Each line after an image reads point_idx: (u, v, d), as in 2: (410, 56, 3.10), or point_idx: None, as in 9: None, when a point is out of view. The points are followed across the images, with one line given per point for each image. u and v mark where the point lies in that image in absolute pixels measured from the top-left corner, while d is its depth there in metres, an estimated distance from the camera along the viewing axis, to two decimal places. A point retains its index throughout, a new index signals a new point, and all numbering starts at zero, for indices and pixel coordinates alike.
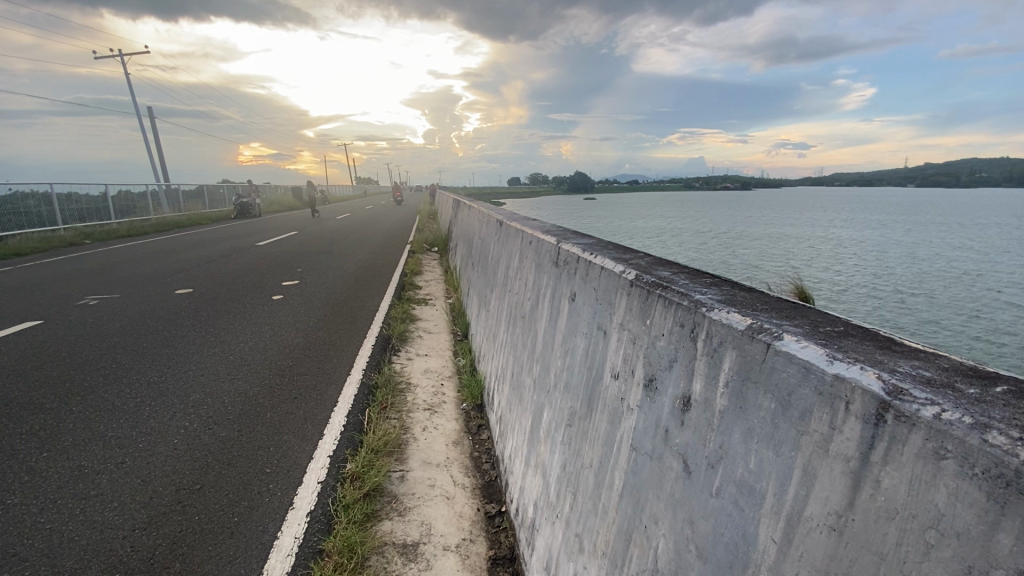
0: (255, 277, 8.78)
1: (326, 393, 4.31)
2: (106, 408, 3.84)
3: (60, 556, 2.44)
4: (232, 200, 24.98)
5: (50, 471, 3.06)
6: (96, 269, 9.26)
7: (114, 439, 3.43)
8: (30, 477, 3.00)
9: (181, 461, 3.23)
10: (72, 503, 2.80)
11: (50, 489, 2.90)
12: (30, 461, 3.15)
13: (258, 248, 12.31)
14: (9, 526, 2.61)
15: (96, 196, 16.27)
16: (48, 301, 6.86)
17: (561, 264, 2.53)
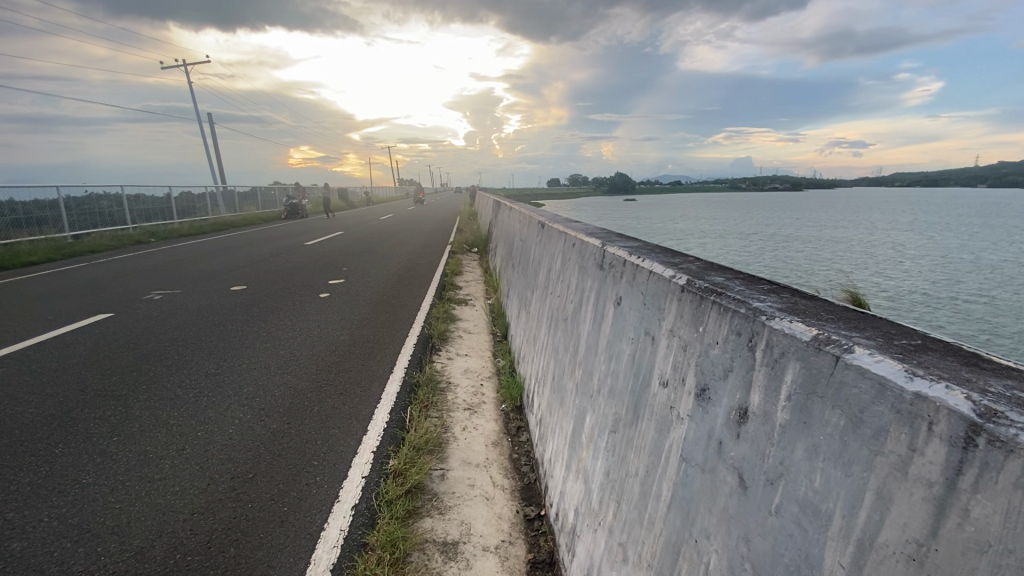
0: (303, 275, 9.12)
1: (370, 390, 4.41)
2: (169, 397, 4.08)
3: (128, 534, 2.60)
4: (283, 201, 26.08)
5: (120, 454, 3.27)
6: (161, 265, 9.88)
7: (176, 427, 3.63)
8: (102, 459, 3.22)
9: (235, 451, 3.38)
10: (138, 485, 2.98)
11: (119, 471, 3.10)
12: (102, 444, 3.38)
13: (307, 248, 12.78)
14: (85, 504, 2.81)
15: (160, 198, 17.33)
16: (117, 295, 7.36)
17: (606, 268, 2.49)
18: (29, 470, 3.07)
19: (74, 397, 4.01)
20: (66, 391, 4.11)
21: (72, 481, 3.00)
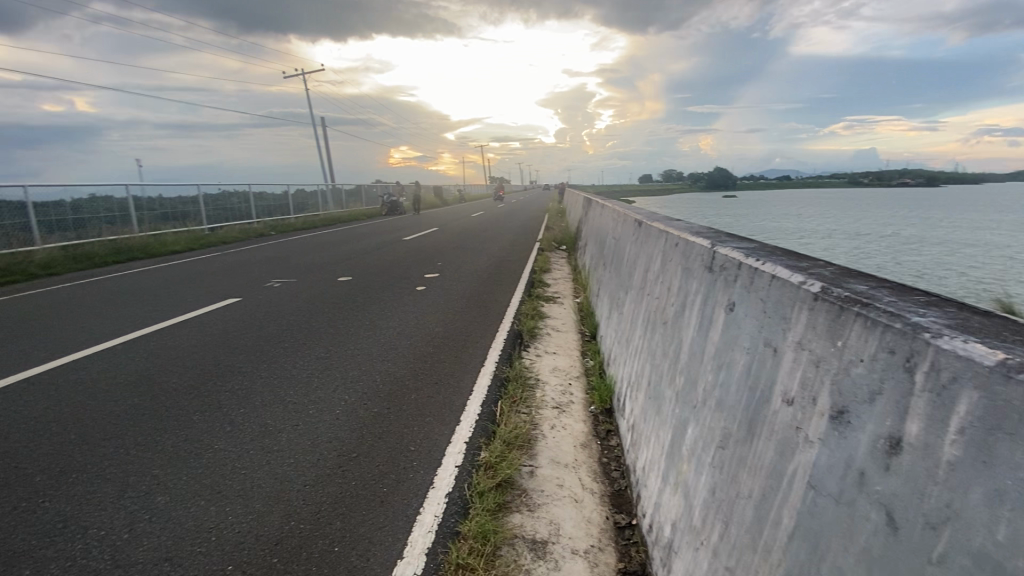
0: (401, 269, 9.64)
1: (462, 381, 4.55)
2: (286, 376, 4.51)
3: (251, 497, 2.89)
4: (383, 198, 27.83)
5: (246, 424, 3.67)
6: (279, 257, 10.93)
7: (292, 404, 4.00)
8: (232, 427, 3.62)
9: (340, 430, 3.64)
10: (261, 454, 3.32)
11: (246, 440, 3.47)
12: (232, 414, 3.81)
13: (404, 242, 13.52)
14: (216, 464, 3.16)
15: (280, 195, 19.24)
16: (245, 282, 8.28)
17: (716, 270, 2.33)
18: (174, 428, 3.52)
19: (211, 370, 4.57)
20: (205, 364, 4.69)
21: (206, 443, 3.39)
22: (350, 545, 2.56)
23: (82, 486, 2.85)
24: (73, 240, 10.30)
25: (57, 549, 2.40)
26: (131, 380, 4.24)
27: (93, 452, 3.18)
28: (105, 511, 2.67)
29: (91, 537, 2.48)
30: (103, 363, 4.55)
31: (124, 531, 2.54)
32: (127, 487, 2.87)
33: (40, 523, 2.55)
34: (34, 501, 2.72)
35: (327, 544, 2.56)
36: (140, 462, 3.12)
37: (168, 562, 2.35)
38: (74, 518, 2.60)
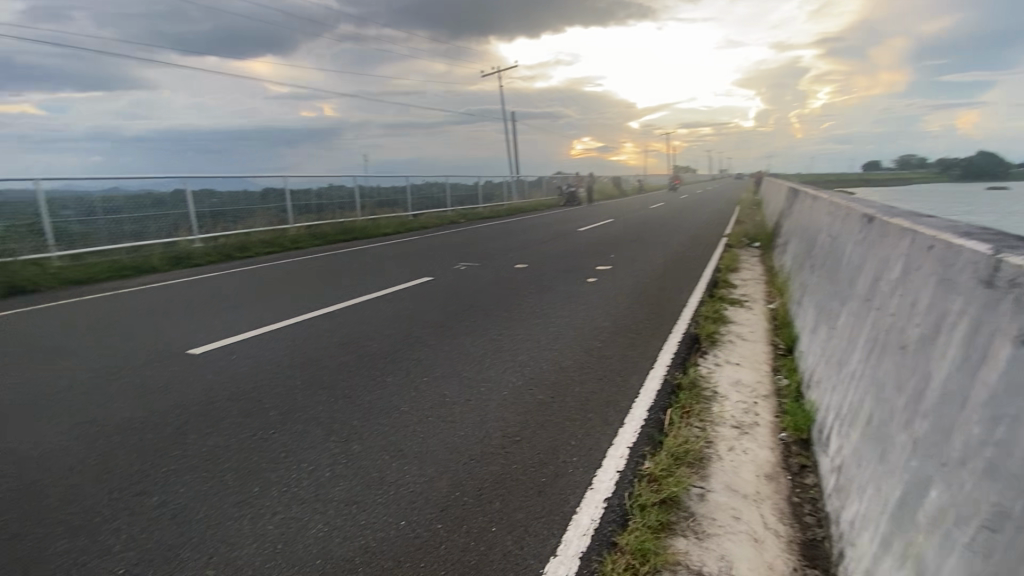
0: (575, 259, 9.64)
1: (630, 382, 4.31)
2: (463, 352, 4.82)
3: (425, 458, 3.11)
4: (563, 189, 28.28)
5: (426, 390, 4.00)
6: (465, 243, 11.89)
7: (465, 379, 4.25)
8: (415, 391, 3.98)
9: (505, 412, 3.74)
10: (436, 420, 3.58)
11: (425, 405, 3.78)
12: (416, 379, 4.19)
13: (580, 233, 13.52)
14: (401, 423, 3.50)
15: (470, 185, 20.87)
16: (436, 263, 9.19)
17: (1002, 286, 1.69)
18: (372, 385, 4.03)
19: (403, 337, 5.12)
20: (399, 331, 5.29)
21: (396, 402, 3.79)
22: (507, 528, 2.58)
23: (304, 421, 3.41)
24: (316, 221, 12.59)
25: (283, 467, 2.89)
26: (342, 337, 5.01)
27: (314, 394, 3.80)
28: (317, 444, 3.15)
29: (305, 465, 2.93)
30: (325, 321, 5.44)
31: (329, 466, 2.95)
32: (334, 428, 3.34)
33: (275, 444, 3.12)
34: (273, 424, 3.34)
35: (487, 522, 2.61)
36: (345, 409, 3.61)
37: (355, 504, 2.64)
38: (296, 446, 3.12)
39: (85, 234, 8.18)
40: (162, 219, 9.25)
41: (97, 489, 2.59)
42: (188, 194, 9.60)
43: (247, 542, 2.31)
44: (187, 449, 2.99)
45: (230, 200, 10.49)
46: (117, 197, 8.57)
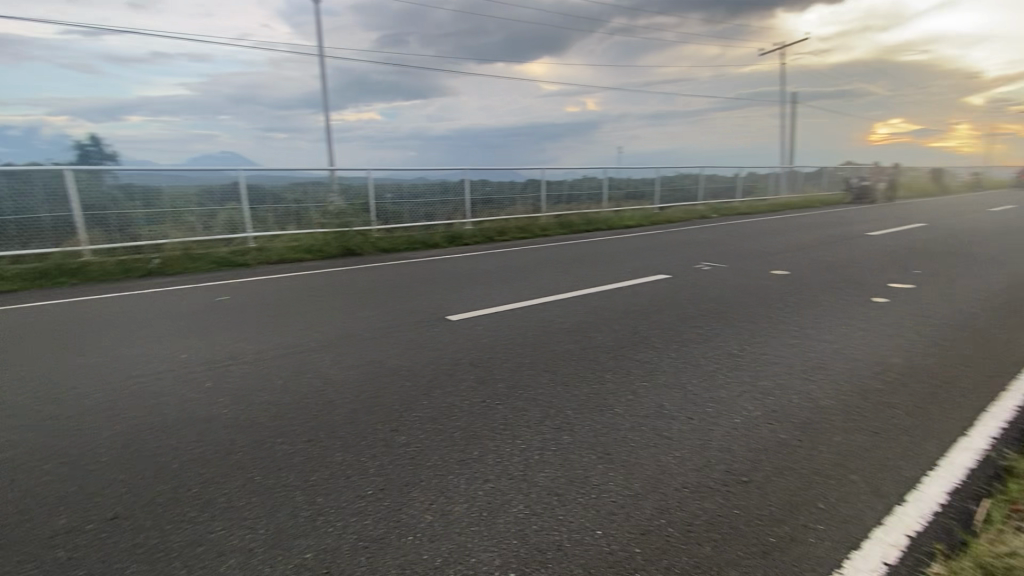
0: (858, 271, 7.71)
1: (936, 425, 3.09)
2: (694, 345, 4.24)
3: (633, 428, 2.74)
4: (853, 183, 23.09)
5: (645, 369, 3.60)
6: (714, 240, 10.77)
7: (692, 369, 3.70)
8: (633, 367, 3.62)
9: (766, 430, 2.89)
10: (651, 397, 3.16)
11: (641, 381, 3.39)
12: (636, 357, 3.82)
13: (871, 238, 10.77)
14: (645, 423, 2.83)
15: (730, 178, 18.80)
16: (677, 261, 8.58)
17: None
18: (609, 371, 3.46)
19: (630, 321, 4.80)
20: (628, 316, 5.00)
21: (633, 394, 3.16)
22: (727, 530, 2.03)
23: (537, 394, 3.01)
24: (565, 211, 13.11)
25: (513, 438, 2.51)
26: (584, 323, 4.61)
27: (548, 370, 3.40)
28: (551, 425, 2.67)
29: (537, 443, 2.48)
30: (558, 296, 5.53)
31: (562, 448, 2.46)
32: (568, 409, 2.85)
33: (507, 412, 2.77)
34: (506, 394, 3.00)
35: (703, 544, 1.95)
36: (580, 391, 3.10)
37: (542, 474, 2.24)
38: (528, 418, 2.72)
39: (394, 213, 10.34)
40: (445, 204, 11.00)
41: (349, 422, 2.64)
42: (467, 184, 11.23)
43: (469, 507, 2.00)
44: (428, 400, 2.89)
45: (497, 188, 11.73)
46: (418, 184, 10.55)
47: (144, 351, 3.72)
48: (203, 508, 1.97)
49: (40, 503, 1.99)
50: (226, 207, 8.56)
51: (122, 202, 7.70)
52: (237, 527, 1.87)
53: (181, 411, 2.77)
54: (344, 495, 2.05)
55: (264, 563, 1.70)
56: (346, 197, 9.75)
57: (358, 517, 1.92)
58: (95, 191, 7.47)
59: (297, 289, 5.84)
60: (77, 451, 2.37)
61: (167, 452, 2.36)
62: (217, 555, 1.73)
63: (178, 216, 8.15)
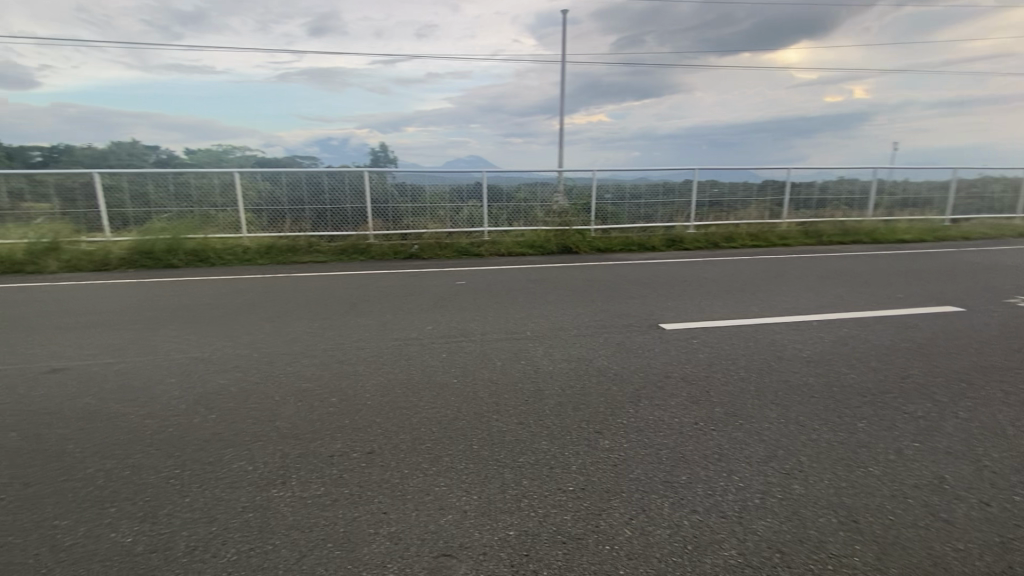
0: None
1: None
2: (1008, 401, 3.08)
3: (898, 495, 2.12)
4: None
5: (922, 423, 2.76)
6: None
7: (1004, 434, 2.68)
8: (903, 417, 2.81)
9: None
10: (930, 460, 2.39)
11: (916, 437, 2.60)
12: (909, 405, 2.96)
13: None
14: (916, 490, 2.17)
15: None
16: (980, 288, 6.46)
17: None
18: (865, 417, 2.77)
19: (899, 356, 3.78)
20: (897, 349, 3.94)
21: (898, 450, 2.47)
22: None
23: (762, 429, 2.61)
24: (813, 218, 11.17)
25: (728, 472, 2.23)
26: (831, 350, 3.81)
27: (778, 403, 2.91)
28: (777, 468, 2.28)
29: (759, 485, 2.15)
30: (796, 316, 4.72)
31: (794, 499, 2.06)
32: (803, 454, 2.39)
33: (723, 442, 2.48)
34: (724, 421, 2.69)
35: None
36: (822, 435, 2.57)
37: (769, 526, 1.91)
38: (749, 454, 2.38)
39: (614, 214, 10.36)
40: (667, 206, 10.53)
41: (556, 414, 2.73)
42: (694, 185, 10.55)
43: (672, 534, 1.84)
44: (635, 410, 2.78)
45: (728, 190, 10.69)
46: (641, 185, 10.34)
47: (401, 319, 4.51)
48: (432, 462, 2.28)
49: (327, 427, 2.59)
50: (469, 203, 9.82)
51: (396, 197, 9.52)
52: (456, 487, 2.10)
53: (422, 375, 3.26)
54: (546, 484, 2.12)
55: (474, 527, 1.87)
56: (569, 197, 10.19)
57: (557, 510, 1.96)
58: (380, 188, 9.41)
59: (519, 281, 6.35)
60: (352, 392, 3.00)
61: (411, 407, 2.81)
62: (439, 508, 1.97)
63: (433, 209, 9.68)
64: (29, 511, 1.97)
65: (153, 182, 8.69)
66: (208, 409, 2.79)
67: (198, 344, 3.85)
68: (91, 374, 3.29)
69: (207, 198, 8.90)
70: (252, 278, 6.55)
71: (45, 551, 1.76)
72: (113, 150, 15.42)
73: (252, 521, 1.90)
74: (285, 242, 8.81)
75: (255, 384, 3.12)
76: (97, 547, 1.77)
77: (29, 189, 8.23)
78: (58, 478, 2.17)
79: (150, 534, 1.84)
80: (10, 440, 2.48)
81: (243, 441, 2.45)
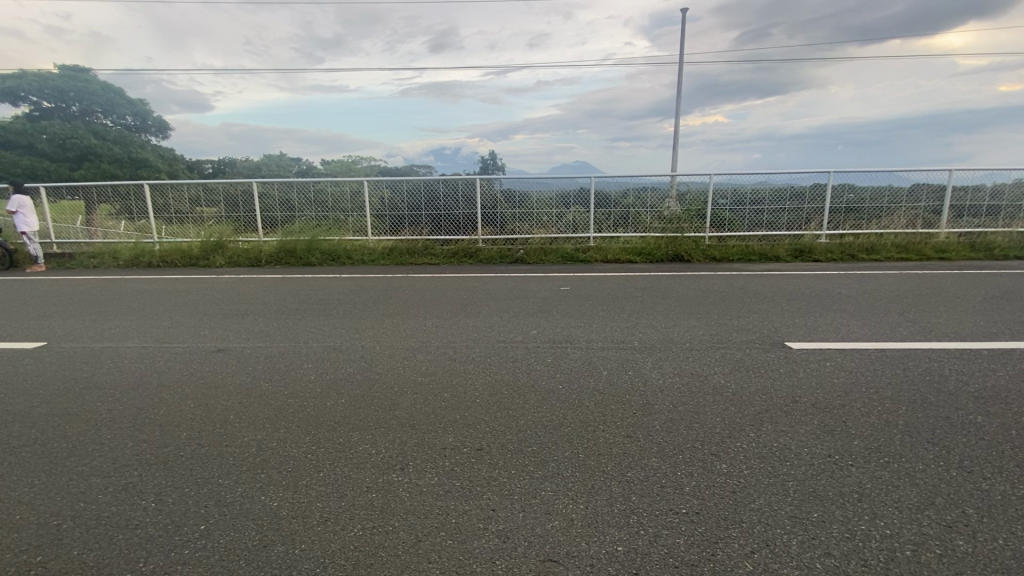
0: None
1: None
2: None
3: None
4: None
5: None
6: None
7: None
8: None
9: None
10: None
11: None
12: None
13: None
14: None
15: None
16: None
17: None
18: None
19: None
20: None
21: None
22: None
23: (915, 471, 2.26)
24: (982, 227, 9.45)
25: (871, 516, 1.96)
26: (1010, 386, 3.18)
27: (936, 443, 2.50)
28: (934, 517, 1.96)
29: (911, 535, 1.86)
30: (957, 342, 4.04)
31: (958, 557, 1.75)
32: (971, 505, 2.02)
33: (864, 481, 2.18)
34: (865, 457, 2.37)
35: None
36: (998, 486, 2.15)
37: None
38: (898, 498, 2.07)
39: (731, 220, 9.68)
40: (794, 212, 9.61)
41: (666, 430, 2.61)
42: (827, 190, 9.50)
43: None
44: (755, 434, 2.57)
45: (870, 195, 9.47)
46: (764, 190, 9.54)
47: (508, 322, 4.62)
48: (538, 465, 2.30)
49: (441, 420, 2.73)
50: (575, 209, 9.79)
51: (505, 203, 9.80)
52: (563, 494, 2.09)
53: (528, 378, 3.30)
54: (656, 503, 2.03)
55: (581, 537, 1.85)
56: (682, 203, 9.73)
57: (669, 532, 1.87)
58: (490, 194, 9.77)
59: (626, 289, 6.20)
60: (463, 388, 3.14)
61: (518, 409, 2.86)
62: (546, 512, 1.98)
63: (540, 215, 9.80)
64: (201, 468, 2.33)
65: (297, 191, 9.84)
66: (339, 394, 3.09)
67: (330, 335, 4.28)
68: (247, 355, 3.81)
69: (338, 204, 9.89)
70: (373, 277, 7.13)
71: (212, 503, 2.07)
72: (266, 163, 17.77)
73: (374, 501, 2.06)
74: (403, 245, 9.48)
75: (377, 374, 3.39)
76: (251, 507, 2.04)
77: (203, 196, 9.78)
78: (222, 442, 2.54)
79: (291, 500, 2.08)
80: (188, 406, 2.96)
81: (367, 427, 2.67)
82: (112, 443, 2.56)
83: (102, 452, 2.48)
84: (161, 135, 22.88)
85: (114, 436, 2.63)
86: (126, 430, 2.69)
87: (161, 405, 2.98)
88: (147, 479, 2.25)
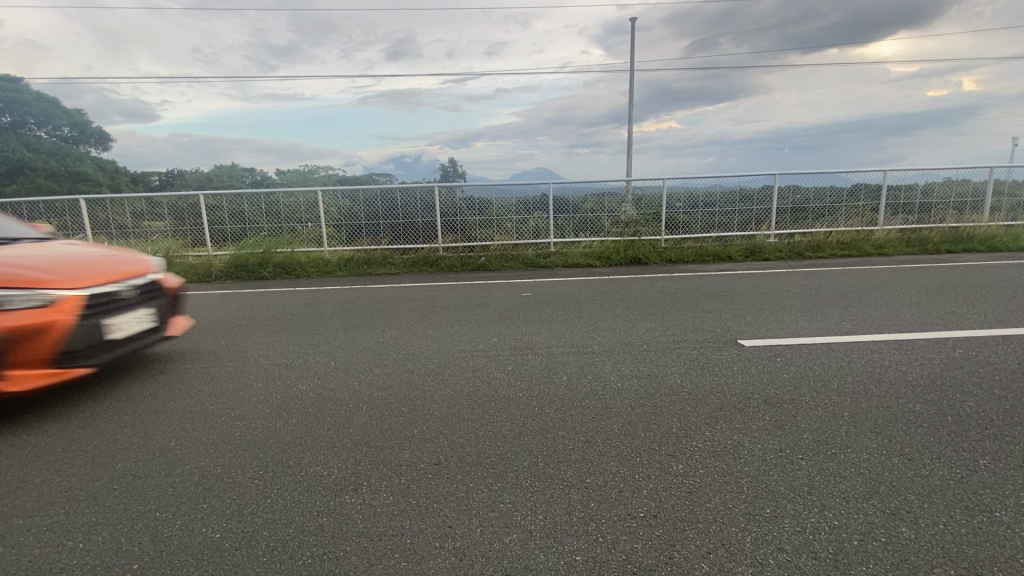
0: None
1: None
2: None
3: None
4: None
5: None
6: None
7: None
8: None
9: None
10: None
11: None
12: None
13: None
14: None
15: None
16: None
17: None
18: (990, 451, 2.40)
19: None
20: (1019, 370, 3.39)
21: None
22: None
23: (860, 461, 2.35)
24: (916, 224, 10.05)
25: (820, 508, 2.02)
26: (943, 373, 3.36)
27: (879, 432, 2.61)
28: (879, 505, 2.03)
29: (858, 524, 1.92)
30: (894, 333, 4.26)
31: (901, 544, 1.81)
32: (912, 492, 2.11)
33: (814, 474, 2.25)
34: (814, 450, 2.45)
35: None
36: (936, 471, 2.25)
37: (864, 567, 1.71)
38: (845, 489, 2.14)
39: (686, 222, 9.95)
40: (745, 213, 9.96)
41: (625, 434, 2.62)
42: (774, 191, 9.89)
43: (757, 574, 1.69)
44: (711, 432, 2.62)
45: (813, 196, 9.95)
46: (715, 193, 9.87)
47: (468, 330, 4.58)
48: (497, 477, 2.26)
49: (397, 436, 2.65)
50: (535, 215, 9.85)
51: (465, 210, 9.76)
52: (521, 505, 2.06)
53: (489, 387, 3.27)
54: (615, 508, 2.03)
55: (540, 549, 1.82)
56: (639, 207, 9.91)
57: (627, 538, 1.86)
58: (450, 202, 9.70)
59: (586, 292, 6.26)
60: (420, 402, 3.07)
61: (478, 420, 2.80)
62: (504, 525, 1.94)
63: (500, 221, 9.81)
64: (137, 501, 2.17)
65: (249, 203, 9.49)
66: (289, 413, 2.97)
67: (282, 351, 4.12)
68: (192, 377, 3.61)
69: (294, 215, 9.58)
70: (331, 289, 6.93)
71: (147, 539, 1.93)
72: (216, 173, 17.09)
73: (326, 525, 1.97)
74: (363, 255, 9.29)
75: (331, 391, 3.28)
76: (190, 540, 1.91)
77: (148, 210, 9.29)
78: (162, 472, 2.39)
79: (235, 530, 1.96)
80: (124, 435, 2.77)
81: (319, 447, 2.56)
82: (36, 479, 2.36)
83: (25, 490, 2.28)
84: (102, 147, 21.76)
85: (38, 471, 2.43)
86: (53, 464, 2.49)
87: (94, 435, 2.78)
88: (74, 517, 2.08)
